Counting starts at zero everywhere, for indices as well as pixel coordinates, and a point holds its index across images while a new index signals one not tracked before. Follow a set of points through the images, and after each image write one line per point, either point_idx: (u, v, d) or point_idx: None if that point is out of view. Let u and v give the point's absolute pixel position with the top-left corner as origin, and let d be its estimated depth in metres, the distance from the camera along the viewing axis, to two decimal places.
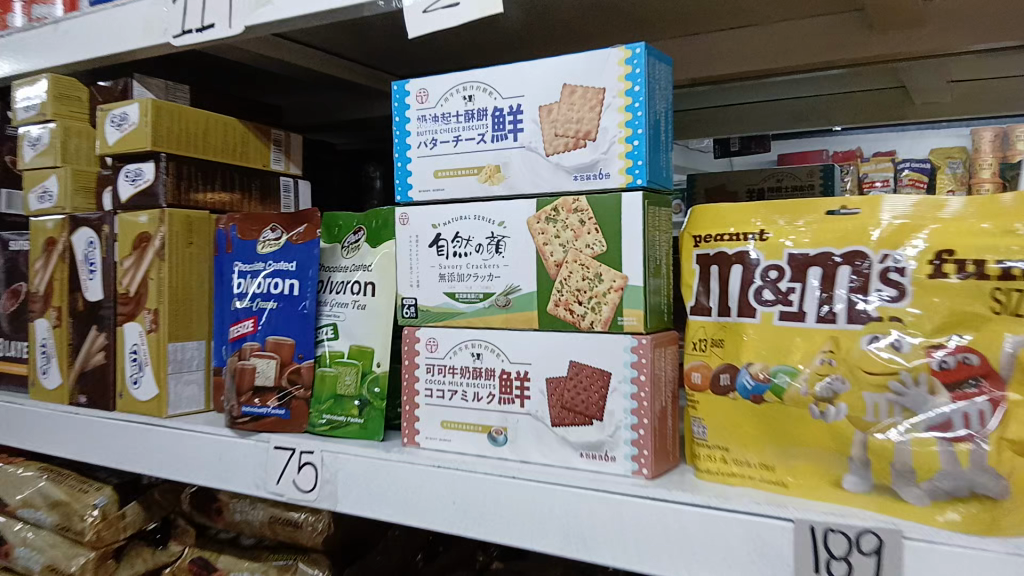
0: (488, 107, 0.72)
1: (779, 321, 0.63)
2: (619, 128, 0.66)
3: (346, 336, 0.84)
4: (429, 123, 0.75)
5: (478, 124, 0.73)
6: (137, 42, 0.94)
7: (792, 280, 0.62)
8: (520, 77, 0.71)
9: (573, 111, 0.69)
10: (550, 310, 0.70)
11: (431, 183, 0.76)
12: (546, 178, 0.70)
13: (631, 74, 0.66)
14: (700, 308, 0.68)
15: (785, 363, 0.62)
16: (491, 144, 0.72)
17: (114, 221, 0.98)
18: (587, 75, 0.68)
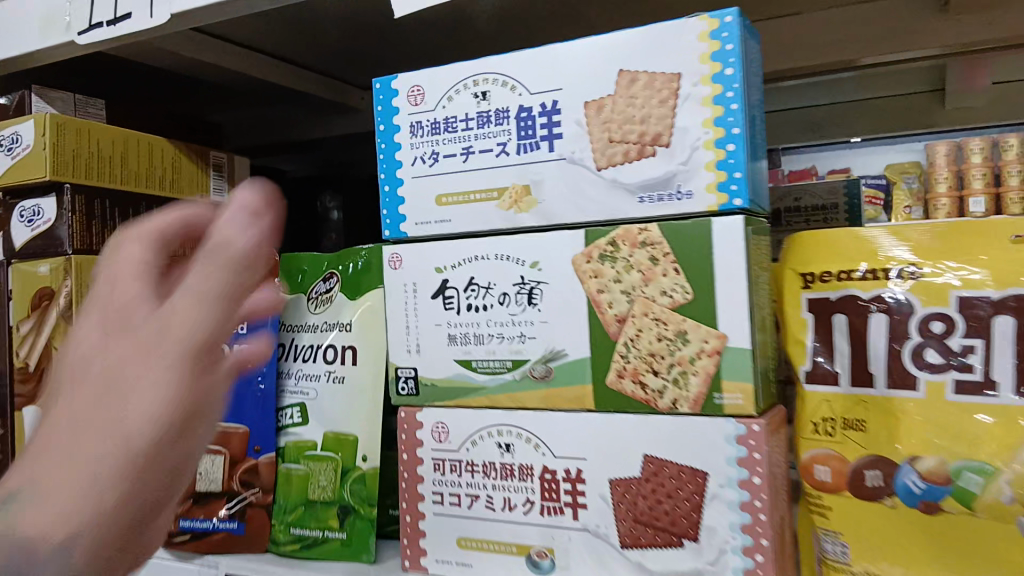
0: (511, 106, 0.52)
1: (954, 394, 0.45)
2: (704, 127, 0.47)
3: (317, 419, 0.62)
4: (426, 132, 0.55)
5: (496, 129, 0.53)
6: (33, 43, 0.71)
7: (968, 336, 0.45)
8: (554, 62, 0.51)
9: (634, 107, 0.49)
10: (610, 384, 0.50)
11: (432, 213, 0.55)
12: (598, 201, 0.50)
13: (719, 51, 0.46)
14: (823, 375, 0.50)
15: (974, 460, 0.44)
16: (516, 156, 0.52)
17: (6, 274, 0.73)
18: (654, 55, 0.48)
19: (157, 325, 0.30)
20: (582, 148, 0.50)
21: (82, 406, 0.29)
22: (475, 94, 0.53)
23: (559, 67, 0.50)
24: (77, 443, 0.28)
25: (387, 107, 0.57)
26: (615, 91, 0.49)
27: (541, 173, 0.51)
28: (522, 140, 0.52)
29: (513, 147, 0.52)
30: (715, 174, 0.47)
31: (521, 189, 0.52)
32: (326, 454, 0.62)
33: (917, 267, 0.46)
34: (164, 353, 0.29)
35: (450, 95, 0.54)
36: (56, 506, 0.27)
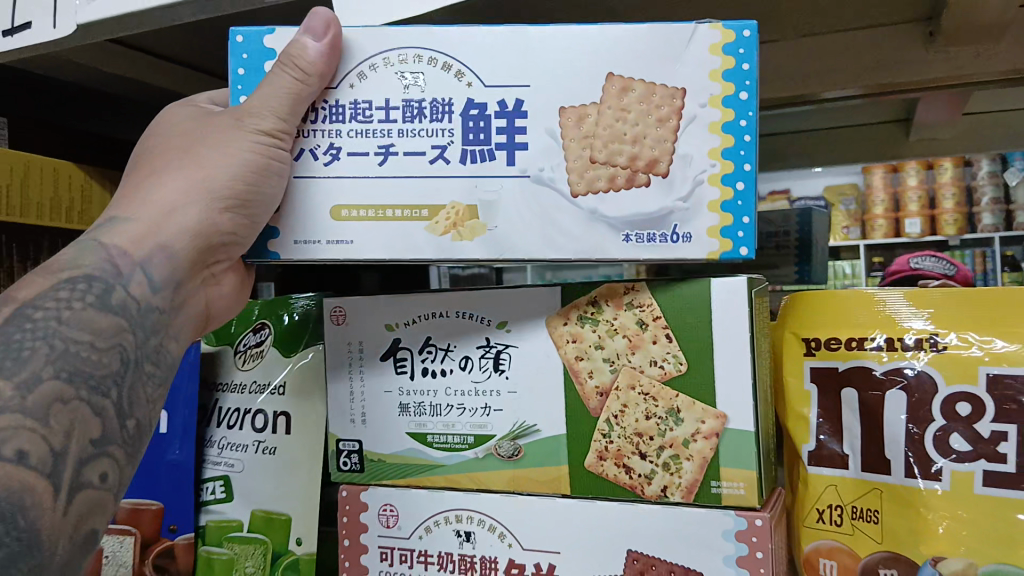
0: (457, 98, 0.42)
1: (984, 488, 0.39)
2: (710, 159, 0.40)
3: (243, 497, 0.54)
4: (338, 120, 0.43)
5: (432, 126, 0.42)
6: None
7: (998, 421, 0.39)
8: (523, 49, 0.41)
9: (620, 122, 0.41)
10: (589, 467, 0.44)
11: (331, 231, 0.42)
12: (575, 237, 0.41)
13: (733, 73, 0.40)
14: (829, 457, 0.44)
15: (1008, 563, 0.38)
16: (459, 164, 0.42)
17: None
18: (653, 63, 0.41)
19: (236, 117, 0.42)
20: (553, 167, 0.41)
21: (177, 150, 0.43)
22: (407, 78, 0.42)
23: (528, 59, 0.41)
24: (161, 185, 0.42)
25: (252, 70, 0.44)
26: (601, 98, 0.41)
27: (495, 188, 0.42)
28: (468, 146, 0.42)
29: (456, 152, 0.42)
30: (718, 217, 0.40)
31: (463, 208, 0.42)
32: (254, 536, 0.53)
33: (940, 337, 0.41)
34: (242, 128, 0.42)
35: (363, 70, 0.42)
36: (142, 231, 0.41)
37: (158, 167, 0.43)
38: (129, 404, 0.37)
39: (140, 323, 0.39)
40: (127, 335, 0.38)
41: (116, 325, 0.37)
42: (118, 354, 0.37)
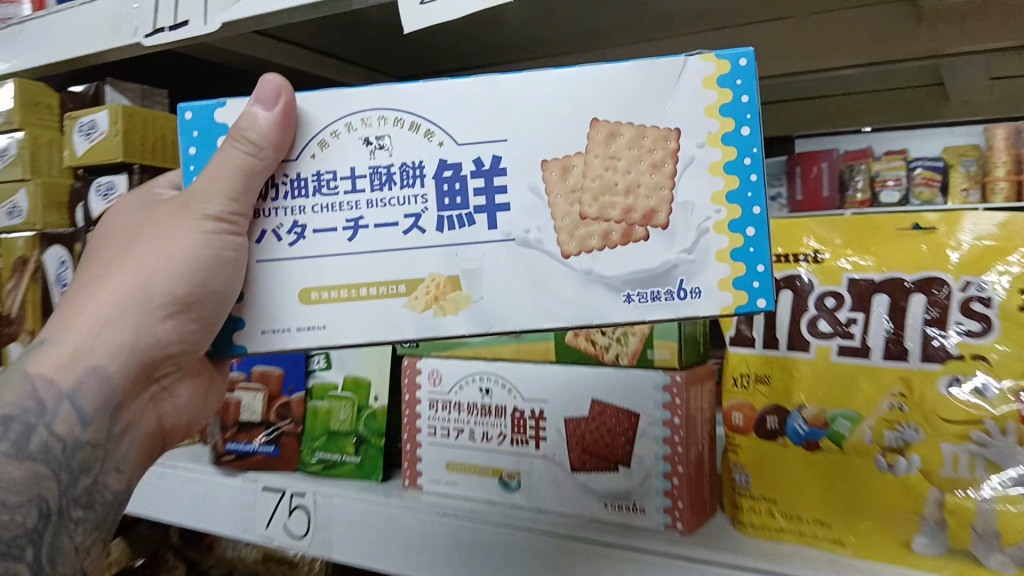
0: (427, 161, 0.47)
1: (837, 356, 0.54)
2: (714, 205, 0.45)
3: (338, 366, 0.76)
4: (307, 193, 0.48)
5: (404, 191, 0.47)
6: (99, 47, 0.77)
7: (854, 309, 0.54)
8: (495, 100, 0.46)
9: (607, 171, 0.45)
10: (569, 341, 0.64)
11: (303, 316, 0.48)
12: (570, 302, 0.46)
13: (732, 108, 0.45)
14: (743, 339, 0.59)
15: (846, 407, 0.53)
16: (443, 233, 0.47)
17: (87, 239, 0.90)
18: (640, 108, 0.45)
19: (180, 212, 0.50)
20: (537, 231, 0.46)
21: (115, 257, 0.51)
22: (368, 140, 0.48)
23: (501, 116, 0.46)
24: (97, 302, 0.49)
25: (203, 143, 0.50)
26: (586, 147, 0.45)
27: (477, 258, 0.47)
28: (444, 211, 0.47)
29: (433, 218, 0.47)
30: (731, 267, 0.45)
31: (444, 279, 0.47)
32: (345, 394, 0.75)
33: (820, 253, 0.56)
34: (184, 228, 0.49)
35: (324, 139, 0.48)
36: (71, 357, 0.49)
37: (96, 278, 0.51)
38: (54, 547, 0.48)
39: (64, 468, 0.48)
40: (49, 483, 0.48)
41: (36, 475, 0.47)
42: (38, 507, 0.47)
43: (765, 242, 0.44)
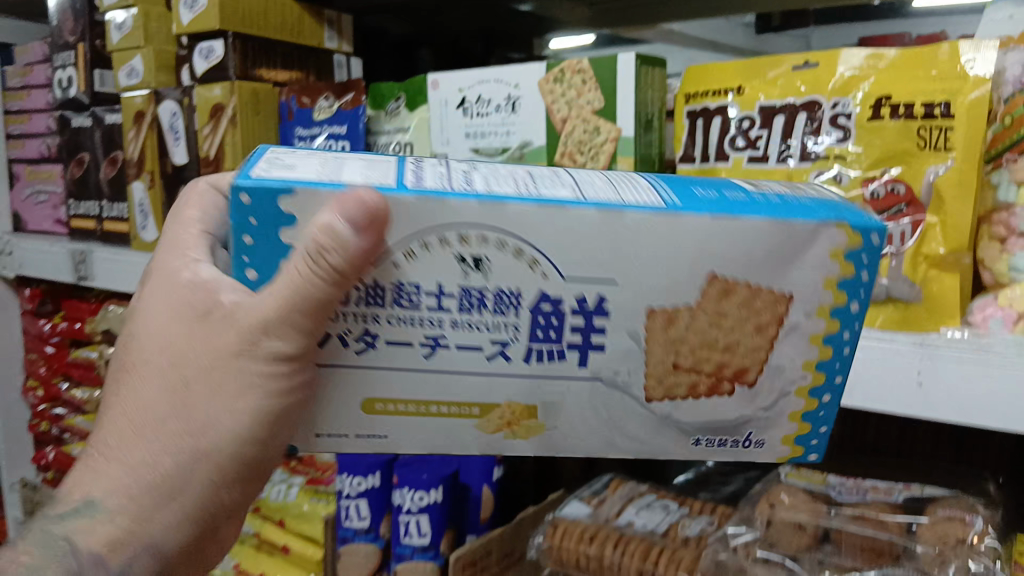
0: (522, 291, 0.44)
1: (748, 163, 0.73)
2: (810, 348, 0.46)
3: None
4: (379, 307, 0.44)
5: (496, 318, 0.45)
6: None
7: (761, 128, 0.72)
8: (617, 230, 0.43)
9: (716, 326, 0.45)
10: (557, 161, 0.84)
11: (363, 425, 0.47)
12: (640, 440, 0.48)
13: (849, 281, 0.45)
14: (686, 157, 0.78)
15: None
16: (525, 368, 0.46)
17: (193, 94, 1.14)
18: (765, 262, 0.44)
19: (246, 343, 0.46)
20: (626, 372, 0.46)
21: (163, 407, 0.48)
22: (462, 258, 0.43)
23: (615, 249, 0.43)
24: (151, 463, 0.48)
25: (261, 234, 0.43)
26: (698, 301, 0.44)
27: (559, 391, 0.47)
28: (534, 345, 0.45)
29: (521, 348, 0.45)
30: (816, 376, 0.47)
31: (520, 407, 0.47)
32: None
33: (743, 88, 0.74)
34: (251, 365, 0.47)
35: (412, 249, 0.43)
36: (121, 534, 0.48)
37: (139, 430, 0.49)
38: None
39: None
40: None
41: None
42: None
43: (843, 381, 0.47)
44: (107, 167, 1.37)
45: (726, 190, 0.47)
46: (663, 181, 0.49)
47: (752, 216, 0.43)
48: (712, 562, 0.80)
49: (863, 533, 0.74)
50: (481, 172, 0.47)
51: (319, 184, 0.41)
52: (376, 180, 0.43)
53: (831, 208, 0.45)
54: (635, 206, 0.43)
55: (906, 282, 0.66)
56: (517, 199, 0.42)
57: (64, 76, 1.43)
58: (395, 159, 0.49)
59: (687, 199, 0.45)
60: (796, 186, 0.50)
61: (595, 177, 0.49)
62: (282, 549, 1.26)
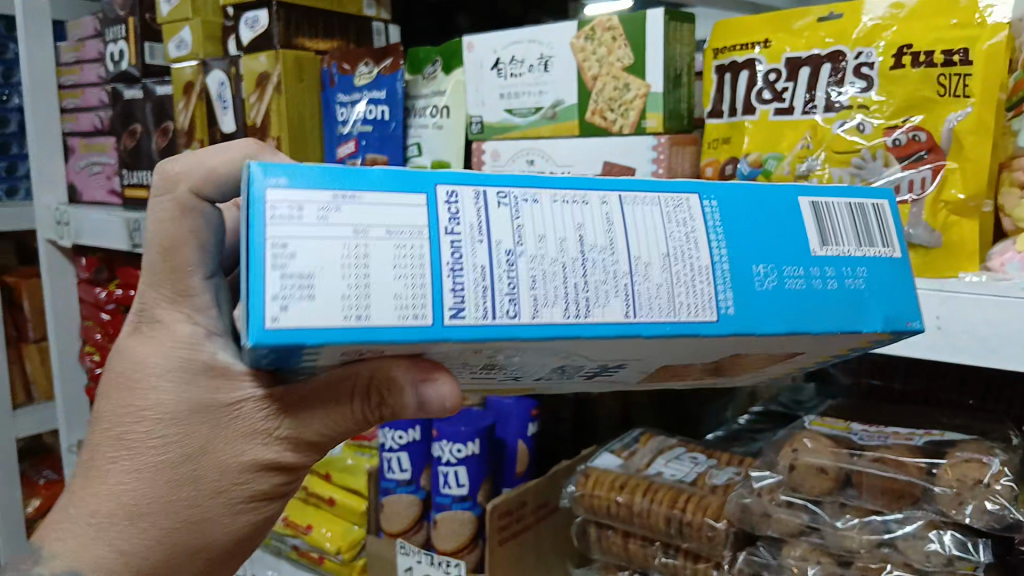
0: (555, 362, 0.49)
1: (774, 116, 0.76)
2: (809, 360, 0.59)
3: (428, 152, 1.05)
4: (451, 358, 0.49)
5: (524, 370, 0.52)
6: None
7: (787, 80, 0.75)
8: (651, 349, 0.47)
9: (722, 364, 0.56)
10: (588, 118, 0.87)
11: None
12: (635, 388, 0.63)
13: (867, 343, 0.53)
14: (716, 112, 0.81)
15: (773, 151, 0.76)
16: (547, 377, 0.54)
17: (239, 62, 1.19)
18: (785, 345, 0.51)
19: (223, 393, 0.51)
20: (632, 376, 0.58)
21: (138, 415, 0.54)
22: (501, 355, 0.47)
23: (644, 352, 0.48)
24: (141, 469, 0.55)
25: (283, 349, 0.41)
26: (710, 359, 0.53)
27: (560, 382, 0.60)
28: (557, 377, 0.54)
29: (543, 375, 0.53)
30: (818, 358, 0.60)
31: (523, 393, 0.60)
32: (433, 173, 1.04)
33: (769, 41, 0.76)
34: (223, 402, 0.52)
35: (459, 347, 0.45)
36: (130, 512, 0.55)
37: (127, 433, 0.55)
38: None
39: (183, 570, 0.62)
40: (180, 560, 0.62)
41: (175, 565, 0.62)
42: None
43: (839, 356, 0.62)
44: (159, 137, 1.43)
45: (793, 260, 0.48)
46: (732, 232, 0.48)
47: (803, 332, 0.47)
48: (737, 506, 0.84)
49: (883, 475, 0.77)
50: (542, 235, 0.44)
51: (350, 340, 0.40)
52: (404, 314, 0.41)
53: (881, 299, 0.50)
54: (688, 330, 0.45)
55: (926, 228, 0.67)
56: (567, 333, 0.43)
57: (117, 50, 1.50)
58: (419, 196, 0.43)
59: (747, 303, 0.46)
60: (866, 216, 0.52)
61: (645, 230, 0.46)
62: (327, 501, 1.34)
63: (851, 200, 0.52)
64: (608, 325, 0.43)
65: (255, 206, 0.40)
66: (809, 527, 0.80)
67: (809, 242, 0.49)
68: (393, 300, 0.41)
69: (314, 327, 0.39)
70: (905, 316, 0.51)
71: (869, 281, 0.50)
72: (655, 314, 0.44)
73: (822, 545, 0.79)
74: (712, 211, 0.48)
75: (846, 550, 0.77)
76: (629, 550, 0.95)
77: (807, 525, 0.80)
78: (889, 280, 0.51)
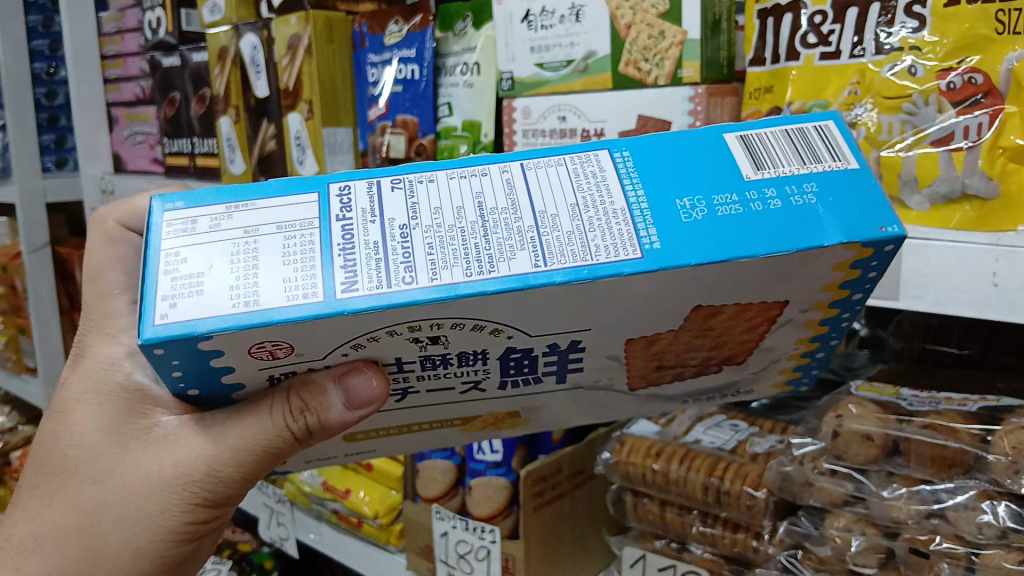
0: (492, 346, 0.48)
1: (820, 61, 0.71)
2: (806, 330, 0.55)
3: (459, 113, 1.02)
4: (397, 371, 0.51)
5: (464, 365, 0.51)
6: None
7: (834, 22, 0.70)
8: (581, 310, 0.45)
9: (701, 346, 0.54)
10: (621, 71, 0.84)
11: (363, 440, 0.66)
12: (627, 404, 0.63)
13: (856, 279, 0.47)
14: (758, 60, 0.77)
15: (818, 99, 0.72)
16: (496, 374, 0.53)
17: (271, 26, 1.18)
18: (752, 291, 0.47)
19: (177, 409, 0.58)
20: (607, 377, 0.57)
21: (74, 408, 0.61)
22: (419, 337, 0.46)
23: (582, 316, 0.46)
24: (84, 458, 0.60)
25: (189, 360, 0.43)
26: (678, 323, 0.49)
27: (539, 396, 0.58)
28: (508, 376, 0.53)
29: (493, 381, 0.54)
30: (818, 330, 0.54)
31: (503, 410, 0.61)
32: (464, 133, 1.01)
33: None
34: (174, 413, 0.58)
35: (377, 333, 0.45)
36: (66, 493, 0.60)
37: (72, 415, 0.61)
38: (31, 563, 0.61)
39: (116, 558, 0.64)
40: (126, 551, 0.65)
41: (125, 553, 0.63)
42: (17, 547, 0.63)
43: (841, 330, 0.56)
44: (197, 105, 1.44)
45: (722, 189, 0.45)
46: (649, 178, 0.46)
47: (748, 256, 0.42)
48: (779, 475, 0.82)
49: (932, 442, 0.73)
50: (438, 206, 0.45)
51: (238, 324, 0.41)
52: (293, 294, 0.42)
53: (841, 210, 0.44)
54: (611, 270, 0.42)
55: (982, 177, 0.63)
56: (468, 288, 0.42)
57: (154, 18, 1.50)
58: (311, 193, 0.46)
59: (672, 237, 0.43)
60: (808, 136, 0.47)
61: (548, 184, 0.45)
62: (366, 467, 1.34)
63: (789, 126, 0.48)
64: (513, 277, 0.42)
65: (152, 227, 0.44)
66: (854, 497, 0.77)
67: (739, 169, 0.46)
68: (282, 283, 0.42)
69: (202, 318, 0.41)
70: (873, 222, 0.43)
71: (822, 195, 0.44)
72: (565, 260, 0.42)
73: (867, 516, 0.76)
74: (625, 162, 0.46)
75: (893, 520, 0.74)
76: (665, 518, 0.93)
77: (851, 494, 0.77)
78: (846, 188, 0.44)
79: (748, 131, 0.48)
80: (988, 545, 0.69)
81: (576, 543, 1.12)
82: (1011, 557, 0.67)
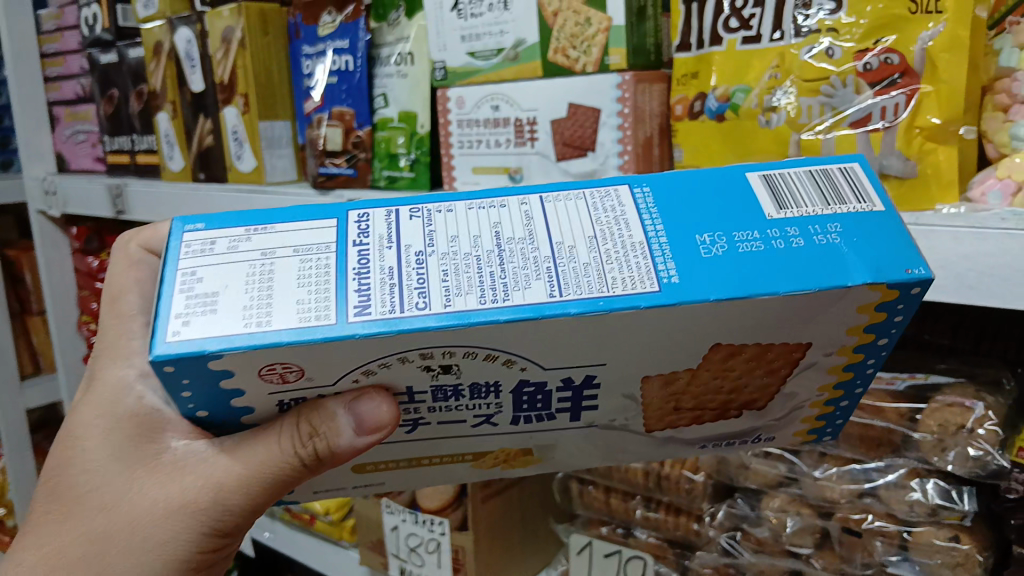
0: (504, 379, 0.46)
1: (742, 45, 0.71)
2: (830, 374, 0.50)
3: (395, 104, 1.00)
4: (407, 401, 0.48)
5: (474, 400, 0.48)
6: None
7: (754, 6, 0.70)
8: (596, 343, 0.44)
9: (723, 382, 0.49)
10: (550, 59, 0.83)
11: (364, 477, 0.60)
12: (644, 453, 0.58)
13: (880, 322, 0.45)
14: (685, 46, 0.76)
15: (741, 83, 0.71)
16: (508, 411, 0.50)
17: (204, 19, 1.16)
18: (779, 327, 0.44)
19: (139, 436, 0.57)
20: (622, 419, 0.52)
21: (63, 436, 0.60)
22: (430, 367, 0.45)
23: (596, 350, 0.44)
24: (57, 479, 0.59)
25: (195, 378, 0.42)
26: (698, 362, 0.46)
27: (552, 438, 0.54)
28: (521, 413, 0.50)
29: (506, 416, 0.50)
30: (842, 376, 0.50)
31: (515, 449, 0.56)
32: (401, 125, 1.00)
33: None
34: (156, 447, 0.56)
35: (389, 361, 0.43)
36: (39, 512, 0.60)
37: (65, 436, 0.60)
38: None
39: None
40: None
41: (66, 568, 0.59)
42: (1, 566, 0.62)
43: (868, 376, 0.51)
44: (136, 101, 1.41)
45: (744, 225, 0.45)
46: (668, 212, 0.45)
47: (764, 292, 0.41)
48: (715, 458, 0.81)
49: (860, 422, 0.73)
50: (455, 235, 0.45)
51: (246, 347, 0.40)
52: (306, 317, 0.41)
53: (865, 250, 0.42)
54: (626, 301, 0.41)
55: (899, 157, 0.63)
56: (483, 317, 0.41)
57: (90, 14, 1.46)
58: (330, 219, 0.46)
59: (690, 270, 0.42)
60: (832, 179, 0.47)
61: (566, 218, 0.45)
62: None
63: (812, 169, 0.48)
64: (529, 306, 0.41)
65: (171, 245, 0.44)
66: (787, 478, 0.77)
67: (761, 208, 0.45)
68: (295, 306, 0.42)
69: (212, 337, 0.41)
70: (899, 265, 0.42)
71: (845, 236, 0.43)
72: (582, 292, 0.41)
73: (801, 496, 0.77)
74: (644, 197, 0.46)
75: (826, 499, 0.75)
76: (611, 505, 0.93)
77: (785, 475, 0.78)
78: (871, 231, 0.43)
79: (771, 172, 0.48)
80: (919, 523, 0.71)
81: (527, 532, 1.13)
82: (941, 534, 0.69)
